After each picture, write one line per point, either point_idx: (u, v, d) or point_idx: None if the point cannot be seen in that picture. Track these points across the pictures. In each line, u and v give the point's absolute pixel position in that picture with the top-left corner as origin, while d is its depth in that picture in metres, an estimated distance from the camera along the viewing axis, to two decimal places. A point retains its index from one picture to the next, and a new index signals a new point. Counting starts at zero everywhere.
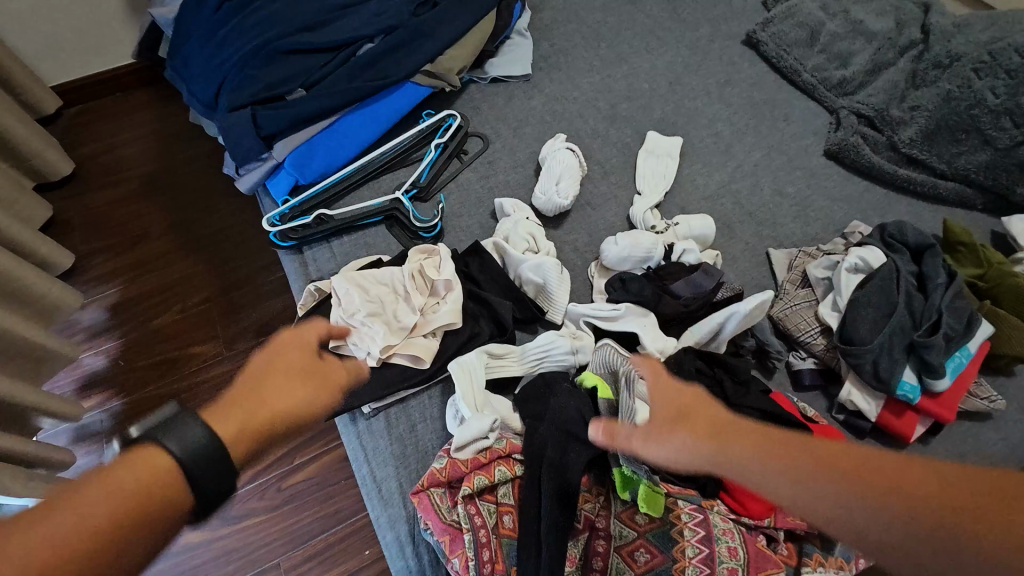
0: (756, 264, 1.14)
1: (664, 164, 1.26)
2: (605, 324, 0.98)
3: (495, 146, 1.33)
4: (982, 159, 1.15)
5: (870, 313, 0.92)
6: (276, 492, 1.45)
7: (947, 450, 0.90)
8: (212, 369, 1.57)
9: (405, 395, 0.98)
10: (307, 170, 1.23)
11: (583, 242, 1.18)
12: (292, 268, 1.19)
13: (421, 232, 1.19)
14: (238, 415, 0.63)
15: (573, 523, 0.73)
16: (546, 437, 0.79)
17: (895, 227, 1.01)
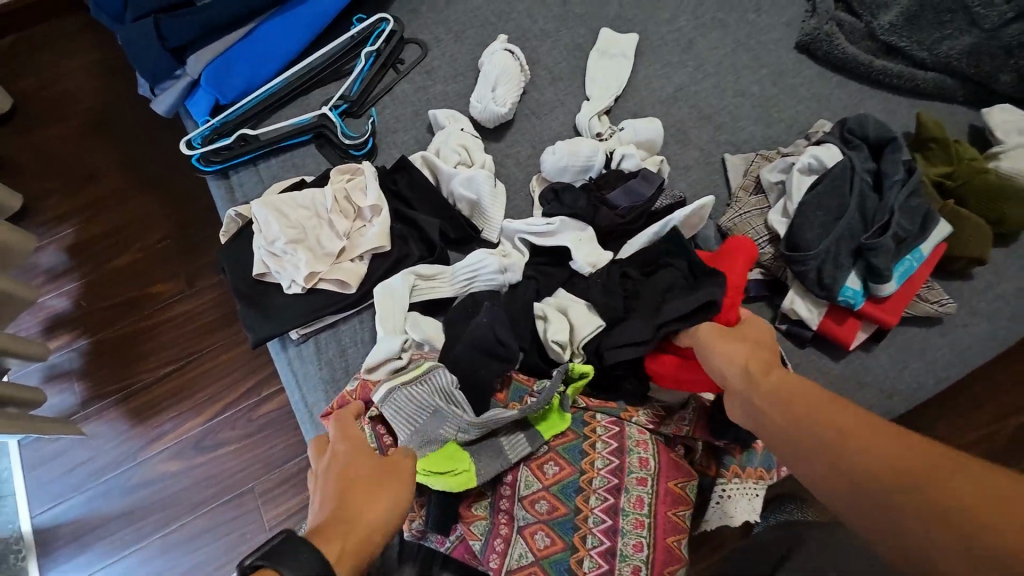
0: (710, 171, 1.06)
1: (617, 66, 1.15)
2: (539, 240, 0.91)
3: (433, 54, 1.21)
4: (967, 43, 1.03)
5: (820, 217, 0.86)
6: (245, 423, 1.46)
7: (891, 357, 0.87)
8: (175, 309, 1.55)
9: (334, 320, 0.95)
10: (226, 87, 1.13)
11: (526, 155, 1.09)
12: (220, 195, 1.12)
13: (351, 150, 1.11)
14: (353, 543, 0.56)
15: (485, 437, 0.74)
16: (459, 358, 0.77)
17: (855, 121, 0.92)
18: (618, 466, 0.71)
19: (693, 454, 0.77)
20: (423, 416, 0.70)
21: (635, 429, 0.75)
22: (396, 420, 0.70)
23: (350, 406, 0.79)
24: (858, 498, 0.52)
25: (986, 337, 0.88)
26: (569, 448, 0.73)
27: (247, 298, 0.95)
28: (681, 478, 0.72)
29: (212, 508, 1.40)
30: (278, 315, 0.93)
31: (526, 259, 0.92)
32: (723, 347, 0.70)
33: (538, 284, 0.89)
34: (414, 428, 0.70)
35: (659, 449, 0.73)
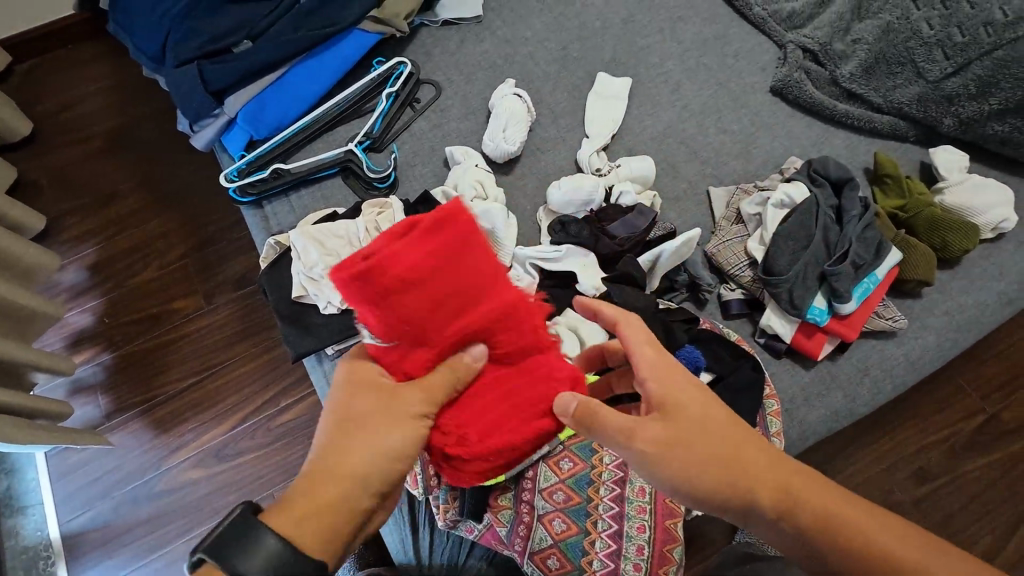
0: (697, 202, 1.19)
1: (612, 106, 1.29)
2: (548, 266, 1.04)
3: (446, 94, 1.34)
4: (915, 92, 1.18)
5: (790, 246, 1.00)
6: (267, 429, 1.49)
7: (852, 366, 1.01)
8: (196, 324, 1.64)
9: None
10: (259, 125, 1.25)
11: (532, 186, 1.22)
12: (254, 223, 1.24)
13: (375, 182, 1.23)
14: (313, 515, 0.58)
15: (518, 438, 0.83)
16: None
17: (820, 162, 1.06)
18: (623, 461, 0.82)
19: None
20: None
21: None
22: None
23: None
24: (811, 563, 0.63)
25: (933, 348, 1.03)
26: (581, 447, 0.83)
27: (287, 317, 1.06)
28: None
29: None
30: (315, 333, 1.04)
31: (537, 282, 1.03)
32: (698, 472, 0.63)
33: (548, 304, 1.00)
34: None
35: None
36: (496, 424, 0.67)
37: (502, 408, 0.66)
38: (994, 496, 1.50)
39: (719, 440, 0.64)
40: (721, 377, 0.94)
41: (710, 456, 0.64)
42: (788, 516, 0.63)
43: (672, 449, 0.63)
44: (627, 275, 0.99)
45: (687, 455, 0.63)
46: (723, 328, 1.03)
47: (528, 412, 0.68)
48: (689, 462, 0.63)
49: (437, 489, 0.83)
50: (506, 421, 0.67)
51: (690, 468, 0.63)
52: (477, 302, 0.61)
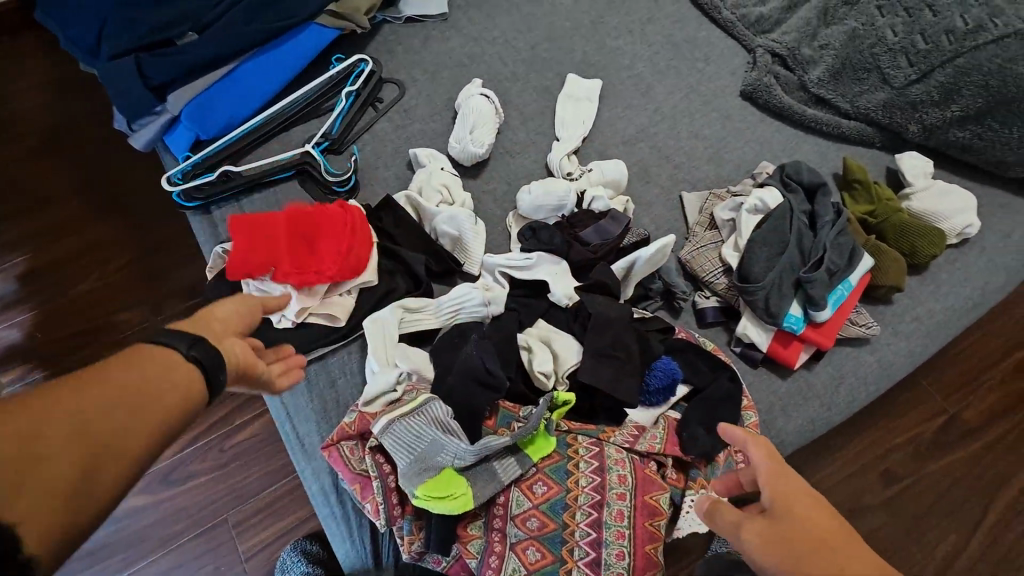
0: (670, 207, 1.16)
1: (583, 109, 1.25)
2: (517, 274, 0.99)
3: (410, 93, 1.28)
4: (881, 98, 1.18)
5: (765, 252, 0.98)
6: (218, 452, 1.35)
7: (828, 374, 0.99)
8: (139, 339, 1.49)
9: (323, 352, 0.98)
10: (206, 124, 1.15)
11: (502, 191, 1.17)
12: (202, 229, 1.14)
13: (335, 186, 1.16)
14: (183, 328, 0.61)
15: (489, 462, 0.76)
16: (452, 387, 0.82)
17: (792, 166, 1.05)
18: (600, 483, 0.76)
19: (664, 468, 0.83)
20: (422, 445, 0.74)
21: (614, 449, 0.80)
22: (395, 451, 0.75)
23: (350, 437, 0.79)
24: None
25: (904, 354, 1.02)
26: (556, 469, 0.77)
27: None
28: (655, 492, 0.78)
29: (181, 544, 1.29)
30: None
31: (507, 291, 0.98)
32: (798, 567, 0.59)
33: (520, 315, 0.95)
34: (414, 456, 0.74)
35: (635, 466, 0.79)
36: (341, 254, 0.96)
37: (336, 245, 0.96)
38: (957, 496, 1.52)
39: (821, 537, 0.61)
40: (698, 389, 0.91)
41: (812, 551, 0.60)
42: None
43: (773, 546, 0.61)
44: (601, 283, 0.95)
45: (789, 550, 0.60)
46: (699, 336, 1.00)
47: (354, 239, 0.98)
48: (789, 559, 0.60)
49: (400, 519, 0.76)
50: (346, 250, 0.96)
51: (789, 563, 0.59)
52: (272, 219, 0.96)
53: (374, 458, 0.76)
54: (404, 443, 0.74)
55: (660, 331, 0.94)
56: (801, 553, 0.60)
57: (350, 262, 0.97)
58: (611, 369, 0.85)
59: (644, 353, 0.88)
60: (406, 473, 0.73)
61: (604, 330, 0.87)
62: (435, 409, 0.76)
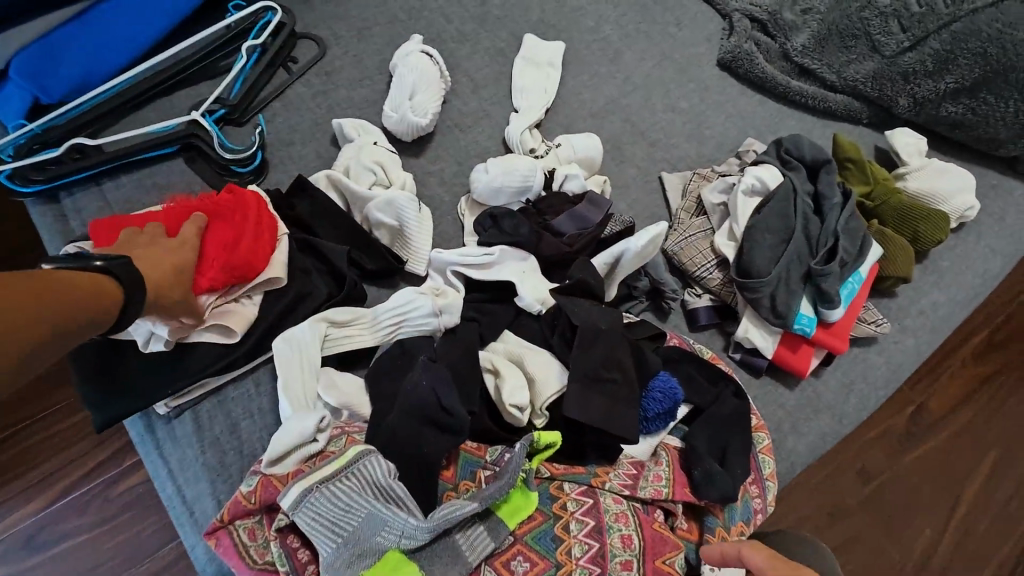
0: (649, 190, 0.99)
1: (544, 76, 1.06)
2: (476, 274, 0.79)
3: (333, 52, 1.03)
4: (869, 68, 1.07)
5: (767, 241, 0.83)
6: (100, 505, 0.96)
7: (838, 380, 0.87)
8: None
9: (218, 384, 0.74)
10: (49, 82, 0.86)
11: (451, 171, 0.96)
12: (44, 223, 0.84)
13: (233, 166, 0.89)
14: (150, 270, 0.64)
15: (451, 536, 0.55)
16: (394, 430, 0.61)
17: (791, 142, 0.92)
18: (599, 551, 0.58)
19: (673, 518, 0.66)
20: (355, 521, 0.52)
21: (611, 499, 0.62)
22: (315, 533, 0.52)
23: (249, 514, 0.56)
24: None
25: (914, 352, 0.91)
26: (539, 536, 0.58)
27: (88, 365, 0.70)
28: (669, 554, 0.61)
29: None
30: (137, 386, 0.70)
31: (463, 296, 0.78)
32: None
33: (480, 327, 0.75)
34: (342, 538, 0.52)
35: (640, 521, 0.62)
36: (226, 241, 0.71)
37: (219, 231, 0.72)
38: None
39: None
40: (701, 410, 0.74)
41: None
42: None
43: None
44: (582, 283, 0.76)
45: None
46: (693, 342, 0.84)
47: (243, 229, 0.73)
48: None
49: None
50: (233, 237, 0.72)
51: None
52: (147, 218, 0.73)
53: (284, 542, 0.54)
54: (329, 521, 0.52)
55: (653, 338, 0.77)
56: None
57: (241, 249, 0.72)
58: (600, 393, 0.67)
59: (641, 368, 0.70)
60: (332, 563, 0.51)
61: (588, 344, 0.68)
62: (376, 467, 0.55)
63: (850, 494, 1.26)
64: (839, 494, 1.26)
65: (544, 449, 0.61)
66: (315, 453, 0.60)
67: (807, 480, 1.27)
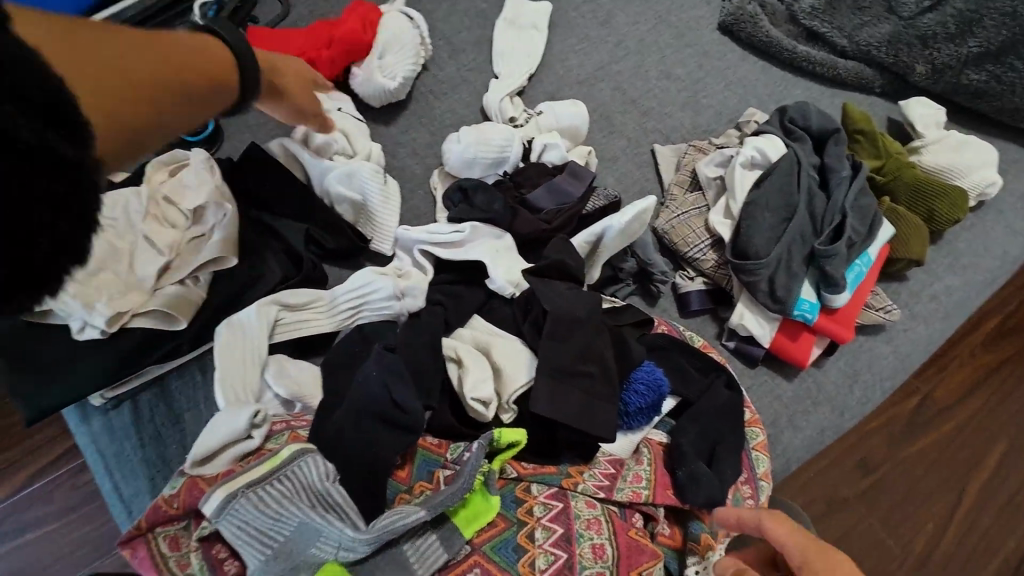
0: (639, 164, 0.91)
1: (528, 39, 0.97)
2: (445, 253, 0.72)
3: (297, 13, 0.94)
4: (885, 31, 0.98)
5: (767, 218, 0.76)
6: (55, 496, 0.90)
7: (841, 371, 0.80)
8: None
9: (160, 372, 0.68)
10: None
11: (424, 142, 0.88)
12: None
13: (182, 134, 0.81)
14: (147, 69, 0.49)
15: (400, 548, 0.49)
16: (342, 426, 0.55)
17: (796, 109, 0.83)
18: (567, 562, 0.51)
19: (655, 524, 0.59)
20: (286, 531, 0.46)
21: (582, 502, 0.56)
22: (241, 543, 0.46)
23: (172, 520, 0.50)
24: None
25: (925, 341, 0.84)
26: (500, 546, 0.52)
27: (13, 353, 0.64)
28: (647, 564, 0.53)
29: None
30: (67, 375, 0.64)
31: (430, 278, 0.71)
32: None
33: (446, 312, 0.68)
34: (271, 551, 0.46)
35: (614, 527, 0.55)
36: None
37: None
38: None
39: None
40: (689, 403, 0.67)
41: None
42: None
43: None
44: (561, 263, 0.68)
45: None
46: (683, 329, 0.77)
47: None
48: None
49: None
50: None
51: None
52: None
53: (208, 552, 0.48)
54: (256, 532, 0.46)
55: (639, 325, 0.70)
56: None
57: None
58: (575, 385, 0.60)
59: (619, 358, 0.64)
60: None
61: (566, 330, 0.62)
62: (313, 468, 0.49)
63: (847, 488, 1.19)
64: (834, 487, 1.19)
65: (507, 447, 0.55)
66: (252, 451, 0.54)
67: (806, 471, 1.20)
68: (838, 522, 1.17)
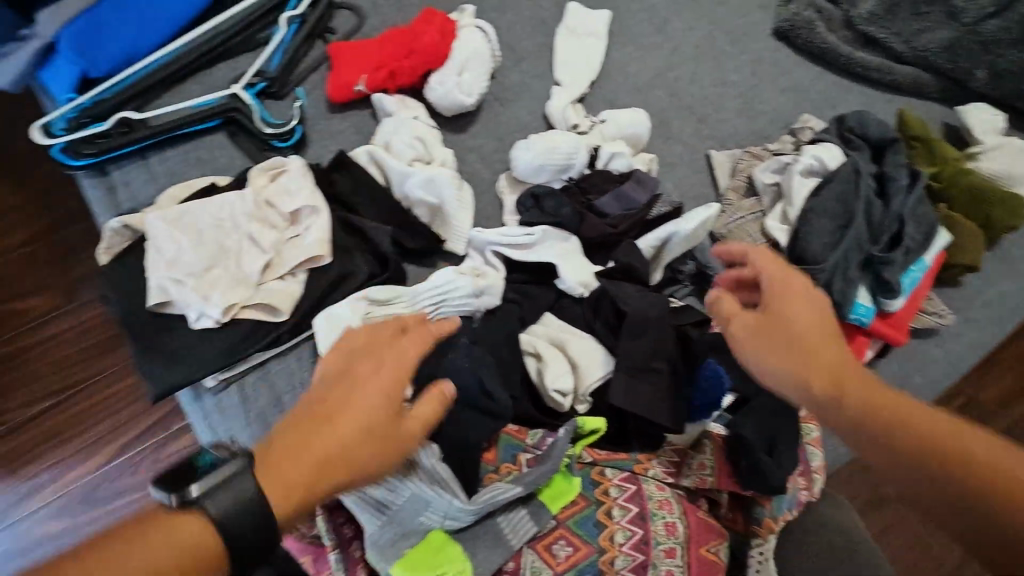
0: (696, 170, 0.95)
1: (588, 47, 1.01)
2: (516, 254, 0.77)
3: (371, 23, 1.00)
4: (945, 36, 1.01)
5: (825, 225, 0.79)
6: (149, 465, 0.98)
7: (894, 372, 0.82)
8: (63, 324, 1.02)
9: (262, 357, 0.75)
10: (97, 56, 0.87)
11: (491, 147, 0.93)
12: (95, 196, 0.85)
13: (273, 140, 0.88)
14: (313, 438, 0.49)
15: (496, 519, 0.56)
16: (438, 414, 0.61)
17: (854, 118, 0.86)
18: (642, 538, 0.57)
19: (718, 508, 0.65)
20: (398, 501, 0.53)
21: (654, 486, 0.61)
22: (360, 510, 0.53)
23: None
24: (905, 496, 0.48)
25: (978, 345, 0.86)
26: (582, 521, 0.58)
27: (142, 340, 0.72)
28: (714, 542, 0.59)
29: None
30: (186, 359, 0.71)
31: (503, 277, 0.77)
32: (769, 353, 0.54)
33: (521, 310, 0.74)
34: (386, 517, 0.53)
35: (684, 508, 0.60)
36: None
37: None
38: None
39: (823, 347, 0.54)
40: (746, 400, 0.68)
41: (825, 366, 0.52)
42: (943, 464, 0.46)
43: (776, 358, 0.54)
44: (627, 266, 0.75)
45: (784, 363, 0.54)
46: None
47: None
48: (791, 375, 0.53)
49: None
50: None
51: (774, 365, 0.54)
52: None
53: (331, 518, 0.56)
54: (374, 501, 0.53)
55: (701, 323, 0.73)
56: (810, 386, 0.52)
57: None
58: (644, 382, 0.66)
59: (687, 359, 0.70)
60: (377, 540, 0.53)
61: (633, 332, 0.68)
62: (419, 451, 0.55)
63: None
64: None
65: (585, 435, 0.62)
66: None
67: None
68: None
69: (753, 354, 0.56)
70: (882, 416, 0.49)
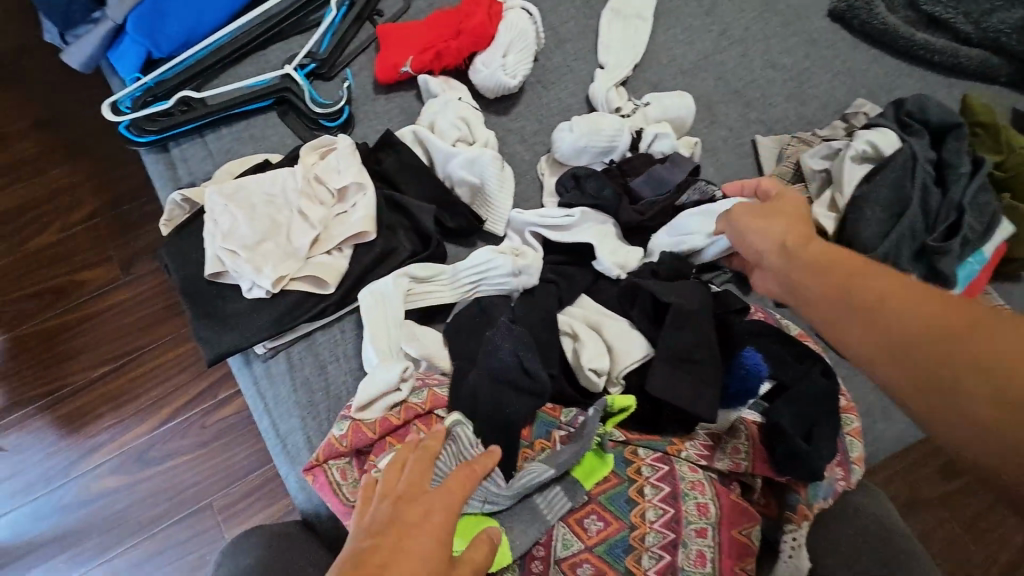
0: (740, 155, 0.93)
1: (633, 29, 0.99)
2: (554, 234, 0.78)
3: (417, 6, 1.02)
4: (1019, 16, 0.94)
5: (877, 213, 0.76)
6: (200, 428, 1.04)
7: None
8: (126, 292, 1.09)
9: (309, 329, 0.79)
10: (161, 37, 0.91)
11: (532, 130, 0.94)
12: (157, 171, 0.90)
13: (322, 120, 0.91)
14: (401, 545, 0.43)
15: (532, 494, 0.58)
16: (476, 388, 0.63)
17: (915, 102, 0.82)
18: (673, 517, 0.58)
19: (751, 493, 0.65)
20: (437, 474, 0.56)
21: (687, 468, 0.62)
22: None
23: (342, 455, 0.62)
24: (882, 368, 0.48)
25: None
26: (614, 497, 0.59)
27: (199, 308, 0.76)
28: (746, 525, 0.59)
29: (152, 535, 0.99)
30: (238, 326, 0.75)
31: (541, 257, 0.77)
32: (759, 228, 0.65)
33: (558, 289, 0.75)
34: None
35: (717, 491, 0.61)
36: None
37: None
38: None
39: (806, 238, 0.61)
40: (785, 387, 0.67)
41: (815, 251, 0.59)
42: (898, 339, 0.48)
43: (768, 223, 0.64)
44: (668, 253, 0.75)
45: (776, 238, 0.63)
46: (780, 318, 0.79)
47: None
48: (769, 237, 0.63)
49: None
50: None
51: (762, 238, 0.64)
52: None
53: None
54: None
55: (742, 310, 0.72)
56: (798, 272, 0.59)
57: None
58: (682, 366, 0.66)
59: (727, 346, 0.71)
60: None
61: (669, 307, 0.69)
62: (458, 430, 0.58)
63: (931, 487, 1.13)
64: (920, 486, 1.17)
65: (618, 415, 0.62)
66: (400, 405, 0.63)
67: (885, 465, 1.15)
68: (919, 523, 1.11)
69: (747, 219, 0.66)
70: (862, 274, 0.54)
